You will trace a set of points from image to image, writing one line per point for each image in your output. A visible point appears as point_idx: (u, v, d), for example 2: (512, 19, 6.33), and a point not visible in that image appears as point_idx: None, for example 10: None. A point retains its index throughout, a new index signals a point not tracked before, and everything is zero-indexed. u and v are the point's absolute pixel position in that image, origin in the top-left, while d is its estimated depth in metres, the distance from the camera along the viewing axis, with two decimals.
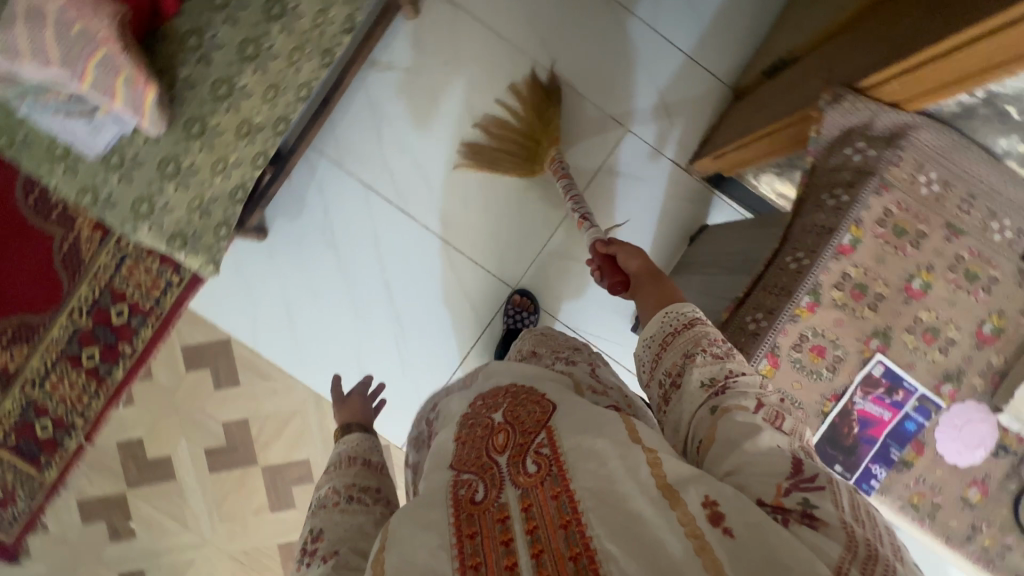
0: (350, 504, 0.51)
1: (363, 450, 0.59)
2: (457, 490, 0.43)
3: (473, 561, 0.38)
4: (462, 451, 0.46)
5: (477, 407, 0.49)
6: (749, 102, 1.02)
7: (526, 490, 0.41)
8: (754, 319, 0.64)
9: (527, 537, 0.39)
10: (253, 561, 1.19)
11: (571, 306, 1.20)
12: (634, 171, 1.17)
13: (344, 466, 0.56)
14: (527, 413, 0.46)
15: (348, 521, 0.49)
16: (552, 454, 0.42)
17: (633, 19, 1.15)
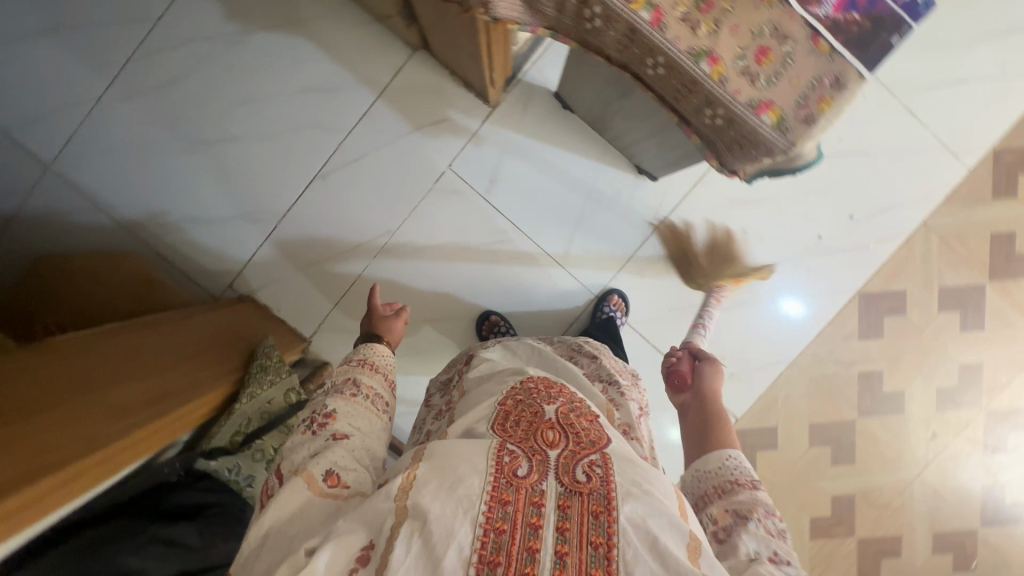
0: (365, 398, 0.71)
1: (383, 359, 0.81)
2: (504, 457, 0.53)
3: (499, 525, 0.47)
4: (512, 432, 0.58)
5: (536, 404, 0.62)
6: (440, 42, 0.97)
7: (566, 492, 0.51)
8: (712, 114, 0.61)
9: (555, 532, 0.47)
10: (825, 557, 1.28)
11: (628, 228, 1.19)
12: (493, 163, 1.16)
13: (361, 369, 0.76)
14: (581, 431, 0.58)
15: (363, 416, 0.68)
16: (602, 473, 0.52)
17: (341, 152, 1.15)
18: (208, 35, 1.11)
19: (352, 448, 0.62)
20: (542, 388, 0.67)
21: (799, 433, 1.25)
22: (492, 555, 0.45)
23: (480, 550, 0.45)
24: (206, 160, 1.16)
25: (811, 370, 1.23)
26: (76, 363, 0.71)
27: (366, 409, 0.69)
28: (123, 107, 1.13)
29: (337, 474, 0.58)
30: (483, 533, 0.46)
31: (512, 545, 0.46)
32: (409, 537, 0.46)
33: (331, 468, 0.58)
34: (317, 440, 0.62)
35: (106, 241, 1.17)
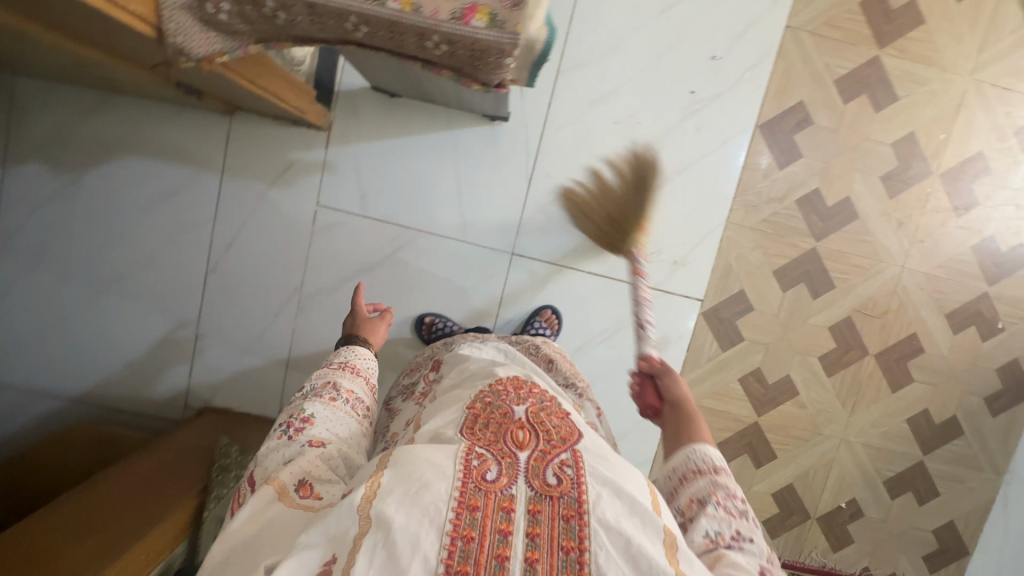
0: (344, 404, 0.71)
1: (366, 363, 0.81)
2: (472, 461, 0.50)
3: (466, 533, 0.44)
4: (481, 435, 0.55)
5: (505, 404, 0.60)
6: (231, 97, 0.97)
7: (536, 497, 0.49)
8: (434, 43, 0.57)
9: (525, 539, 0.45)
10: (851, 388, 1.24)
11: (504, 177, 1.15)
12: (351, 181, 1.14)
13: (343, 372, 0.76)
14: (551, 428, 0.56)
15: (340, 422, 0.67)
16: (573, 473, 0.50)
17: (217, 240, 1.15)
18: (48, 195, 1.13)
19: (328, 454, 0.61)
20: (512, 387, 0.63)
21: (769, 285, 1.20)
22: (459, 564, 0.43)
23: (448, 559, 0.43)
24: (103, 306, 1.17)
25: (750, 221, 1.18)
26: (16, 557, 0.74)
27: (344, 415, 0.69)
28: (13, 298, 1.17)
29: (309, 483, 0.57)
30: (451, 542, 0.43)
31: (479, 554, 0.43)
32: (374, 549, 0.42)
33: (303, 477, 0.57)
34: (293, 447, 0.61)
35: (53, 422, 1.19)
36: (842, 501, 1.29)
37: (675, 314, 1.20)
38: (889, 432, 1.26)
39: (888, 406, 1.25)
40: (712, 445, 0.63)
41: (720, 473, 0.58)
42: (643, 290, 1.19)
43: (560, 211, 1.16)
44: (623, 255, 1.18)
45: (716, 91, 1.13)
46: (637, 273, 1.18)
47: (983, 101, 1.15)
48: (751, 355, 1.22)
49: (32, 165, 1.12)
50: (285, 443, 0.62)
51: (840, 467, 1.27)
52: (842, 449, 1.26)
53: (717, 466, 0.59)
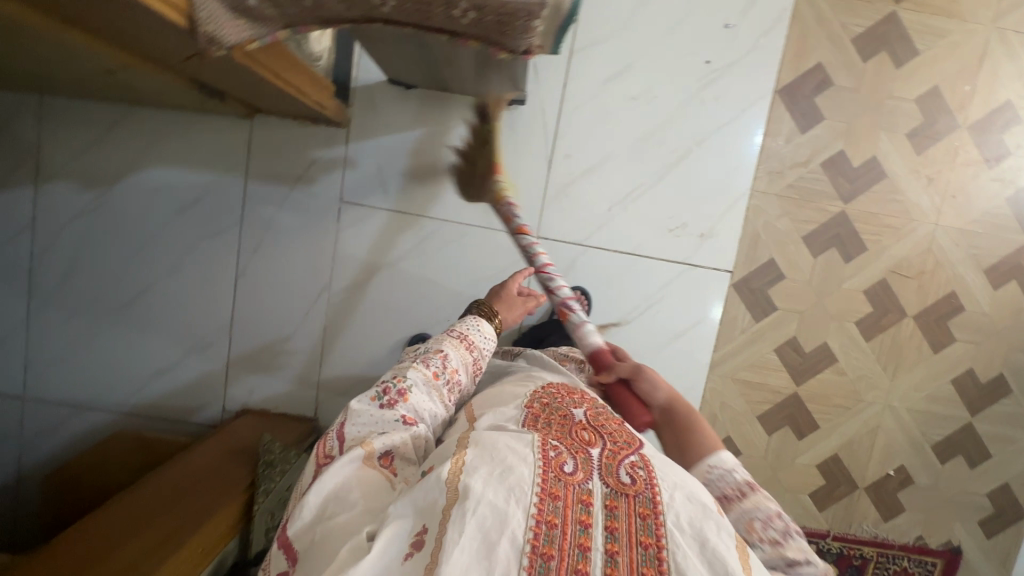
0: (442, 383, 0.79)
1: (480, 342, 0.89)
2: (551, 453, 0.57)
3: (550, 519, 0.50)
4: (550, 432, 0.63)
5: (565, 409, 0.69)
6: (252, 97, 0.97)
7: (612, 494, 0.55)
8: (463, 11, 0.58)
9: (604, 532, 0.51)
10: (891, 352, 1.21)
11: (522, 161, 1.15)
12: (373, 176, 1.15)
13: (456, 345, 0.85)
14: (613, 434, 0.64)
15: (429, 402, 0.76)
16: (644, 476, 0.56)
17: (245, 243, 1.16)
18: (78, 210, 1.15)
19: (415, 432, 0.70)
20: (566, 397, 0.74)
21: (798, 251, 1.18)
22: (544, 547, 0.48)
23: (533, 541, 0.48)
24: (138, 316, 1.18)
25: (775, 188, 1.16)
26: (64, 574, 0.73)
27: (438, 394, 0.78)
28: (50, 315, 1.19)
29: (390, 454, 0.66)
30: (536, 525, 0.49)
31: (563, 540, 0.49)
32: (465, 520, 0.48)
33: (388, 447, 0.67)
34: (385, 415, 0.70)
35: (96, 433, 1.20)
36: (890, 469, 1.25)
37: (705, 287, 1.18)
38: (934, 395, 1.23)
39: (930, 368, 1.22)
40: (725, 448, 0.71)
41: (746, 497, 0.64)
42: (669, 266, 1.18)
43: (581, 193, 1.16)
44: (647, 232, 1.17)
45: (732, 60, 1.12)
46: (661, 250, 1.17)
47: (1008, 48, 1.12)
48: (785, 324, 1.20)
49: (61, 181, 1.14)
50: (378, 408, 0.71)
51: (885, 434, 1.24)
52: (886, 415, 1.24)
53: (742, 487, 0.65)
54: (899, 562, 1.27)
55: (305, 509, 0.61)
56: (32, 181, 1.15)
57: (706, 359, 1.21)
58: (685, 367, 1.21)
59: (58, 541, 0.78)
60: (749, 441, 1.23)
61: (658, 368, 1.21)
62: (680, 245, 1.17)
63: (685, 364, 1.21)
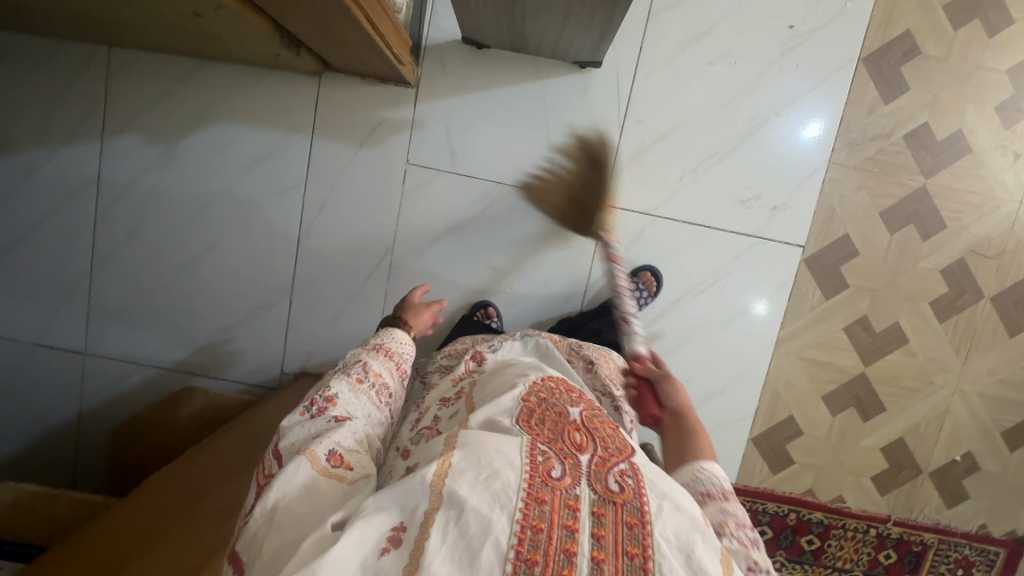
0: (368, 387, 0.69)
1: (401, 348, 0.81)
2: (538, 456, 0.49)
3: (535, 524, 0.43)
4: (539, 431, 0.54)
5: (560, 405, 0.60)
6: (331, 50, 0.95)
7: (600, 500, 0.47)
8: None
9: (591, 539, 0.44)
10: (965, 334, 1.18)
11: (594, 126, 1.12)
12: (441, 138, 1.13)
13: (375, 354, 0.76)
14: (607, 438, 0.55)
15: (362, 404, 0.66)
16: (634, 484, 0.49)
17: (308, 203, 1.15)
18: (144, 166, 1.15)
19: (353, 429, 0.60)
20: (562, 391, 0.64)
21: (875, 227, 1.14)
22: (528, 553, 0.41)
23: (518, 547, 0.41)
24: (199, 275, 1.18)
25: (853, 160, 1.12)
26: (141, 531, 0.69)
27: (368, 398, 0.68)
28: (113, 269, 1.18)
29: (338, 454, 0.55)
30: (519, 532, 0.42)
31: (548, 547, 0.42)
32: (446, 525, 0.42)
33: (334, 447, 0.56)
34: (317, 422, 0.59)
35: (157, 390, 1.21)
36: (957, 455, 1.22)
37: (776, 262, 1.15)
38: (1007, 380, 1.19)
39: (1005, 352, 1.18)
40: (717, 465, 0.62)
41: (729, 500, 0.56)
42: (739, 238, 1.15)
43: (652, 160, 1.13)
44: (719, 203, 1.14)
45: (816, 26, 1.08)
46: (733, 222, 1.14)
47: None
48: (857, 301, 1.17)
49: (128, 136, 1.14)
50: (308, 420, 0.59)
51: (953, 419, 1.21)
52: (956, 400, 1.20)
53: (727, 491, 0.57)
54: (960, 550, 1.25)
55: (248, 535, 0.48)
56: (99, 134, 1.14)
57: (772, 336, 1.18)
58: (750, 342, 1.18)
59: (153, 480, 0.79)
60: (812, 420, 1.21)
61: (722, 343, 1.18)
62: (752, 217, 1.14)
63: (750, 341, 1.18)
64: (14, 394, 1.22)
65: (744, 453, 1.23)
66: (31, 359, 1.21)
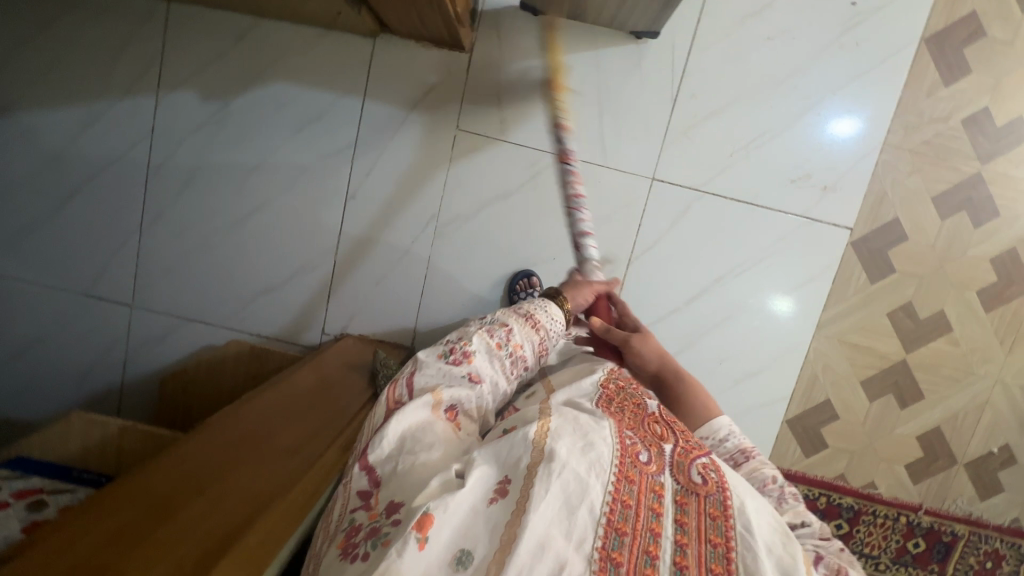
0: (506, 357, 0.69)
1: (551, 319, 0.77)
2: (627, 442, 0.55)
3: (624, 499, 0.48)
4: (623, 417, 0.62)
5: (637, 397, 0.68)
6: (394, 9, 0.95)
7: (683, 491, 0.53)
8: None
9: (674, 523, 0.49)
10: (1011, 325, 1.17)
11: (646, 98, 1.11)
12: (492, 106, 1.13)
13: (524, 323, 0.74)
14: (683, 435, 0.62)
15: (494, 372, 0.68)
16: (717, 478, 0.54)
17: (358, 166, 1.16)
18: (198, 122, 1.16)
19: (478, 394, 0.65)
20: (634, 389, 0.72)
21: (926, 212, 1.13)
22: (618, 523, 0.46)
23: (609, 515, 0.46)
24: (247, 233, 1.19)
25: (908, 143, 1.11)
26: (230, 449, 0.66)
27: (500, 366, 0.68)
28: (161, 224, 1.20)
29: (455, 410, 0.62)
30: (613, 500, 0.48)
31: (637, 520, 0.48)
32: (552, 479, 0.46)
33: (454, 403, 0.63)
34: (452, 369, 0.64)
35: (202, 344, 1.23)
36: (994, 447, 1.22)
37: (823, 243, 1.14)
38: None
39: None
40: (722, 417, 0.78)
41: (741, 463, 0.72)
42: (787, 218, 1.14)
43: (704, 135, 1.12)
44: (768, 181, 1.13)
45: (880, 4, 1.06)
46: (781, 201, 1.13)
47: None
48: (902, 287, 1.16)
49: (183, 92, 1.15)
50: (444, 363, 0.65)
51: (993, 410, 1.20)
52: (997, 391, 1.19)
53: (734, 451, 0.74)
54: (991, 542, 1.24)
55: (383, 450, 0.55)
56: (155, 88, 1.15)
57: (814, 317, 1.18)
58: (790, 323, 1.18)
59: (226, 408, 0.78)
60: (848, 404, 1.21)
61: (762, 322, 1.18)
62: (802, 197, 1.13)
63: (791, 321, 1.18)
64: (63, 343, 1.24)
65: (778, 435, 1.22)
66: (80, 308, 1.23)
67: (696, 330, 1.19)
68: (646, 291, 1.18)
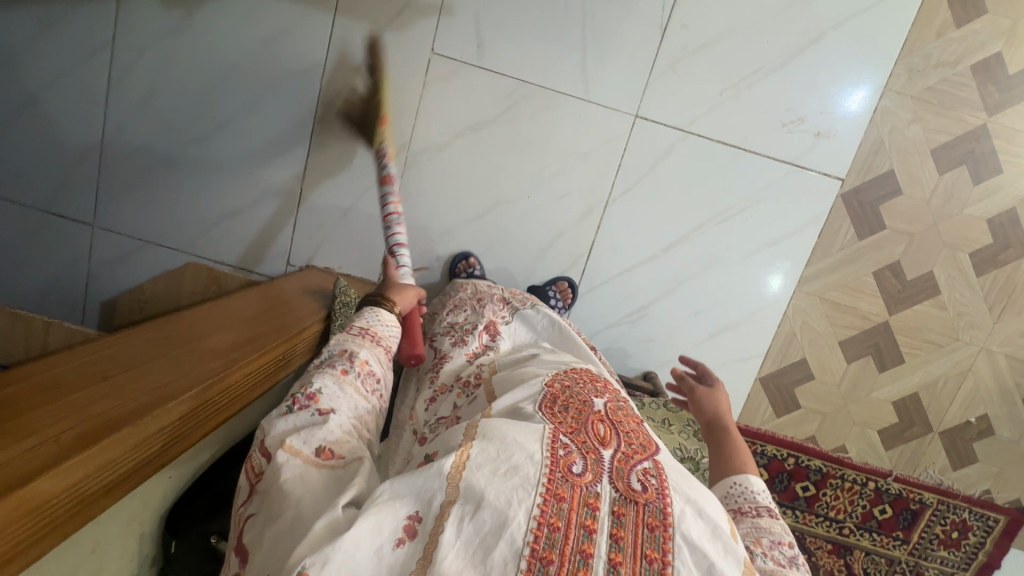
0: (355, 378, 0.57)
1: (386, 325, 0.67)
2: (559, 450, 0.44)
3: (552, 522, 0.39)
4: (562, 420, 0.49)
5: (583, 394, 0.55)
6: None
7: (621, 498, 0.42)
8: None
9: (609, 540, 0.39)
10: (1002, 291, 1.11)
11: (634, 25, 1.04)
12: (469, 28, 1.06)
13: (361, 341, 0.63)
14: (630, 432, 0.50)
15: (354, 398, 0.56)
16: (658, 484, 0.44)
17: (326, 88, 1.10)
18: (160, 32, 1.10)
19: (348, 425, 0.53)
20: (586, 378, 0.60)
21: (923, 166, 1.06)
22: (544, 552, 0.38)
23: (533, 544, 0.38)
24: (211, 155, 1.15)
25: (911, 89, 1.04)
26: (155, 344, 0.63)
27: (359, 388, 0.57)
28: (123, 142, 1.16)
29: (327, 449, 0.49)
30: (537, 527, 0.38)
31: (564, 546, 0.38)
32: (461, 520, 0.38)
33: (321, 443, 0.49)
34: (300, 418, 0.51)
35: (163, 269, 1.20)
36: (972, 417, 1.18)
37: (810, 194, 1.09)
38: None
39: None
40: (755, 475, 0.58)
41: (762, 516, 0.52)
42: (775, 165, 1.08)
43: (695, 69, 1.05)
44: (756, 125, 1.06)
45: None
46: (769, 147, 1.07)
47: None
48: (891, 245, 1.10)
49: None
50: (289, 416, 0.51)
51: (975, 379, 1.16)
52: (982, 359, 1.15)
53: (761, 507, 0.53)
54: (959, 512, 1.21)
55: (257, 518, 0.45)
56: None
57: (795, 273, 1.13)
58: (770, 277, 1.13)
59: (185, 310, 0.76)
60: (825, 365, 1.17)
61: (740, 275, 1.13)
62: (792, 144, 1.07)
63: (771, 275, 1.13)
64: (22, 261, 1.22)
65: (749, 392, 1.19)
66: (41, 225, 1.20)
67: (671, 279, 1.15)
68: (622, 236, 1.13)
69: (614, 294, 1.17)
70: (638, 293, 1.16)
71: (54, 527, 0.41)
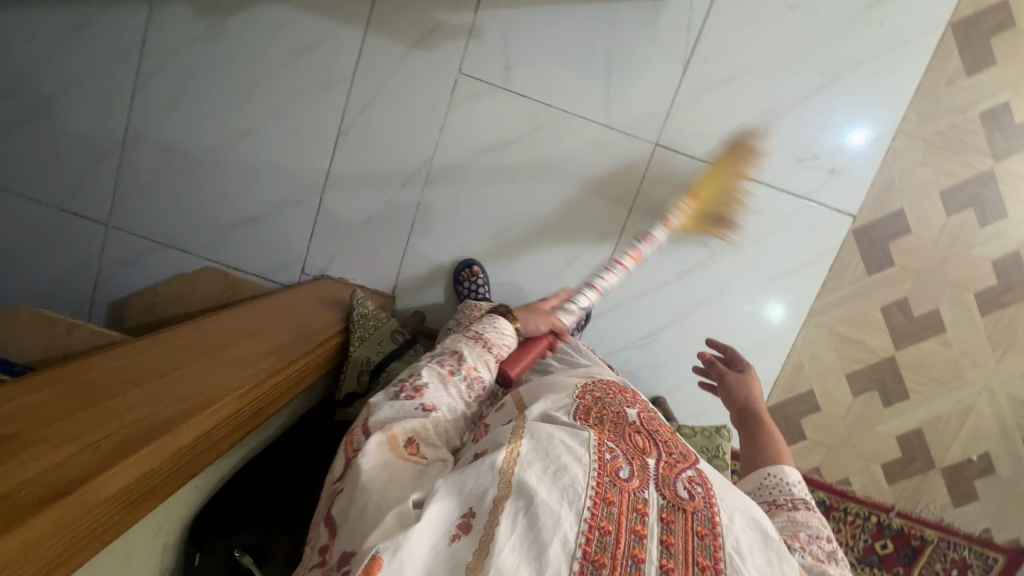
0: (460, 381, 0.64)
1: (498, 338, 0.74)
2: (605, 454, 0.45)
3: (603, 525, 0.40)
4: (602, 428, 0.51)
5: (617, 404, 0.57)
6: None
7: (668, 506, 0.44)
8: None
9: (659, 546, 0.40)
10: (1005, 333, 1.14)
11: (658, 59, 1.07)
12: (497, 52, 1.08)
13: (474, 347, 0.70)
14: (669, 441, 0.52)
15: (452, 400, 0.62)
16: (704, 493, 0.45)
17: (352, 101, 1.11)
18: (190, 39, 1.11)
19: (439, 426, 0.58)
20: (616, 391, 0.61)
21: (932, 207, 1.09)
22: (596, 555, 0.38)
23: (585, 546, 0.38)
24: (232, 160, 1.15)
25: (922, 132, 1.07)
26: (182, 351, 0.62)
27: (459, 392, 0.64)
28: (144, 142, 1.16)
29: (416, 443, 0.53)
30: (587, 532, 0.39)
31: (616, 549, 0.39)
32: (516, 514, 0.39)
33: (412, 435, 0.53)
34: (405, 405, 0.57)
35: (176, 271, 1.19)
36: (973, 455, 1.19)
37: (823, 228, 1.11)
38: None
39: None
40: (791, 467, 0.62)
41: (798, 509, 0.55)
42: (789, 199, 1.10)
43: (715, 103, 1.08)
44: (772, 160, 1.09)
45: None
46: (783, 180, 1.10)
47: None
48: (899, 282, 1.13)
49: (177, 5, 1.10)
50: (396, 401, 0.58)
51: (977, 417, 1.18)
52: (984, 398, 1.17)
53: (797, 500, 0.56)
54: (960, 550, 1.20)
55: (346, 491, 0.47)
56: None
57: (805, 304, 1.15)
58: (780, 308, 1.15)
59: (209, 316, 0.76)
60: (831, 398, 1.18)
61: (751, 305, 1.15)
62: (806, 179, 1.10)
63: (781, 305, 1.15)
64: (31, 257, 1.21)
65: None
66: (54, 221, 1.19)
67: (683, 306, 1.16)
68: (637, 261, 1.15)
69: (627, 318, 1.17)
70: (650, 318, 1.17)
71: (93, 539, 0.41)
